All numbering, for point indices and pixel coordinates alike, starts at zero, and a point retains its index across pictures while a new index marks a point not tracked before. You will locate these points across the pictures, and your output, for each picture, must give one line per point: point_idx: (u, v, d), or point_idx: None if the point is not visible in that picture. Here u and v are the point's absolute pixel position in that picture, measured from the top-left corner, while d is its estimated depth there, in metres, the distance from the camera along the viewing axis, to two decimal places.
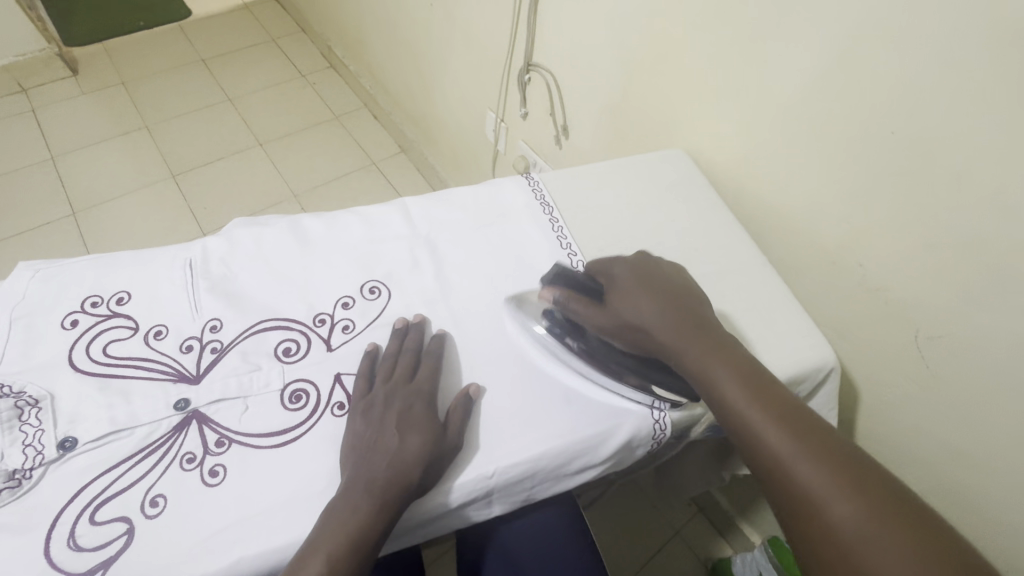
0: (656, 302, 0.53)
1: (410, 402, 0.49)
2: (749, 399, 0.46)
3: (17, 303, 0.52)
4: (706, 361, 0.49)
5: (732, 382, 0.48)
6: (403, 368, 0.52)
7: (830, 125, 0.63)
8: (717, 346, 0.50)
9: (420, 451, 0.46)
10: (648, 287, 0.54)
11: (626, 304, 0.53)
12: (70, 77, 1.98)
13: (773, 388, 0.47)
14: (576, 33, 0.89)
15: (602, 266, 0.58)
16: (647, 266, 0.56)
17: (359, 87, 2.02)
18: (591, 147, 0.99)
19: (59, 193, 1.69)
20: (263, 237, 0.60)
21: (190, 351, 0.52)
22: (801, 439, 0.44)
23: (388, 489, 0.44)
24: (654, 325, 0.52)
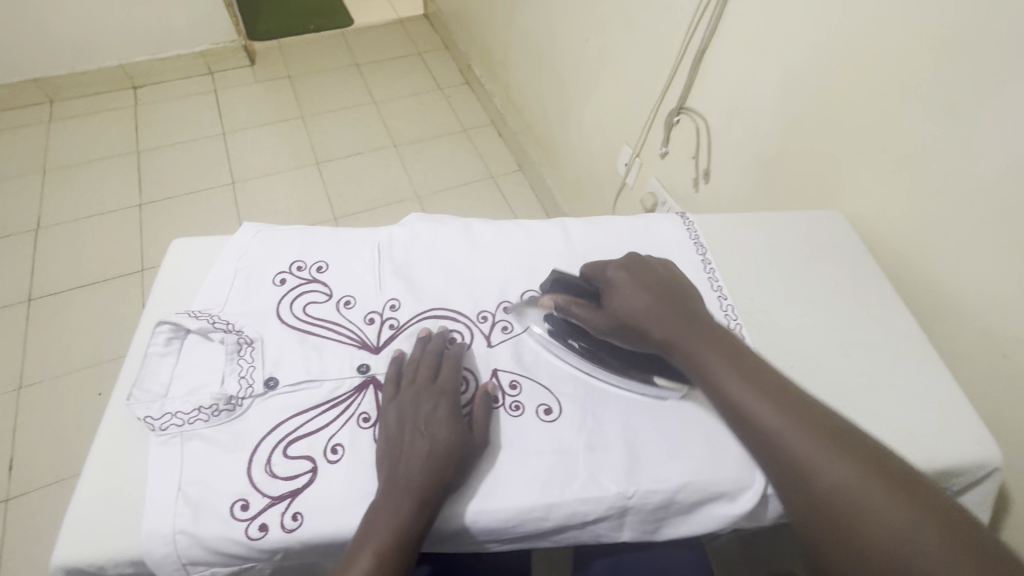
0: (650, 296, 0.55)
1: (437, 402, 0.51)
2: (744, 384, 0.51)
3: (241, 256, 0.62)
4: (703, 350, 0.53)
5: (730, 368, 0.52)
6: (426, 370, 0.53)
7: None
8: (711, 336, 0.54)
9: (451, 445, 0.48)
10: (641, 281, 0.56)
11: (620, 302, 0.55)
12: (248, 66, 2.27)
13: (763, 374, 0.52)
14: (740, 84, 0.90)
15: (598, 267, 0.59)
16: (635, 263, 0.58)
17: (489, 104, 2.14)
18: (732, 195, 0.99)
19: (224, 165, 1.93)
20: (439, 233, 0.66)
21: (372, 323, 0.58)
22: (793, 417, 0.49)
23: (424, 489, 0.46)
24: (651, 319, 0.54)
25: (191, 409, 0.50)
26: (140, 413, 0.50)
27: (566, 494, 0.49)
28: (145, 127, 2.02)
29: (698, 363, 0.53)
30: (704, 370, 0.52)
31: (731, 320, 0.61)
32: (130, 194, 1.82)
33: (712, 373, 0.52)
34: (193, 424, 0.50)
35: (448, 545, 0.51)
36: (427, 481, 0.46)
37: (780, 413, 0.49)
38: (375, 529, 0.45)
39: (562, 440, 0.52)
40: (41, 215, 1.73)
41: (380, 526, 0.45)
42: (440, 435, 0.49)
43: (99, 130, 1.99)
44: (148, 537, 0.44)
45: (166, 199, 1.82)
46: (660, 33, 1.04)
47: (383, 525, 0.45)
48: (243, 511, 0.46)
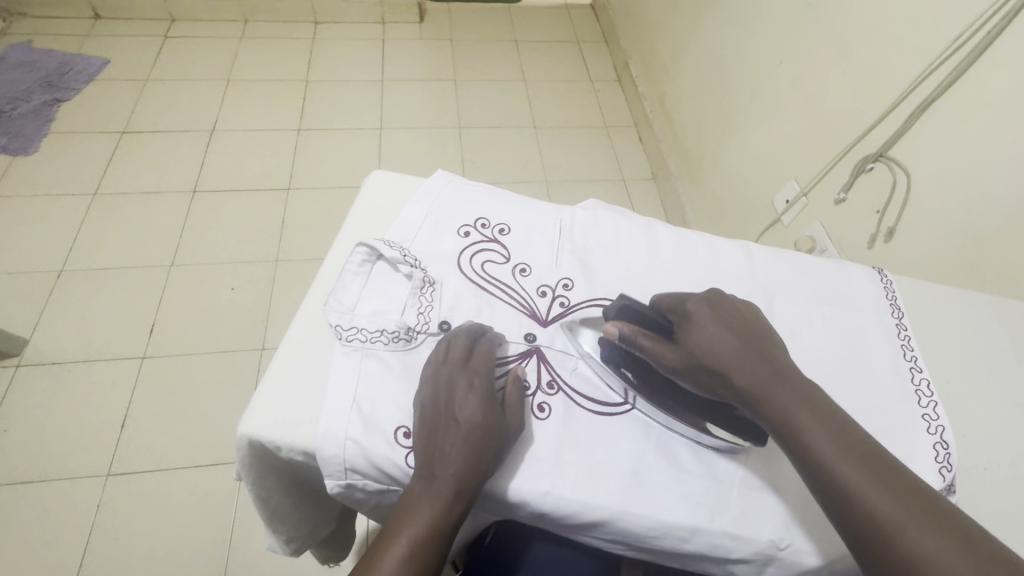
0: (737, 336, 0.47)
1: (469, 383, 0.49)
2: (841, 456, 0.41)
3: (434, 200, 0.65)
4: (794, 409, 0.44)
5: (825, 434, 0.42)
6: (457, 352, 0.51)
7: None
8: (806, 398, 0.44)
9: (484, 426, 0.47)
10: (724, 319, 0.49)
11: (699, 335, 0.48)
12: (416, 23, 2.38)
13: (866, 444, 0.42)
14: (969, 146, 0.81)
15: (672, 300, 0.52)
16: (715, 299, 0.51)
17: (637, 106, 2.09)
18: (917, 262, 0.90)
19: (377, 110, 2.05)
20: (621, 226, 0.65)
21: (544, 296, 0.58)
22: (899, 497, 0.39)
23: (461, 472, 0.45)
24: (734, 362, 0.46)
25: (374, 330, 0.54)
26: (332, 320, 0.53)
27: (715, 522, 0.47)
28: (318, 60, 2.18)
29: (783, 424, 0.44)
30: (791, 434, 0.43)
31: (922, 394, 0.56)
32: (293, 117, 1.97)
33: (810, 445, 0.42)
34: (373, 344, 0.53)
35: (576, 535, 0.50)
36: (463, 467, 0.45)
37: (886, 498, 0.39)
38: (415, 514, 0.44)
39: (717, 467, 0.50)
40: (218, 120, 1.92)
41: (419, 515, 0.44)
42: (473, 417, 0.47)
43: (280, 55, 2.17)
44: (322, 435, 0.48)
45: (322, 129, 1.96)
46: (877, 73, 0.95)
47: (421, 506, 0.44)
48: (404, 438, 0.48)
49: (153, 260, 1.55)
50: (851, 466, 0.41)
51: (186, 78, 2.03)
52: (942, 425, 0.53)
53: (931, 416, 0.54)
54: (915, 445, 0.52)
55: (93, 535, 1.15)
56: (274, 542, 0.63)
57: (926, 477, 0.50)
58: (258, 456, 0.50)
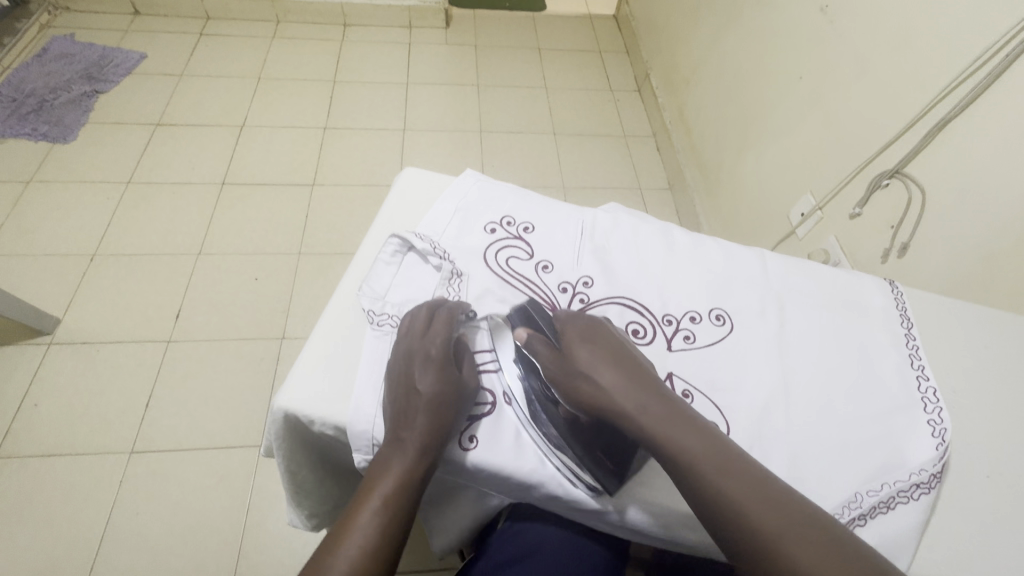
0: (614, 361, 0.49)
1: (426, 350, 0.52)
2: (720, 477, 0.43)
3: (463, 198, 0.68)
4: (669, 432, 0.45)
5: (704, 452, 0.44)
6: (421, 323, 0.53)
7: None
8: (685, 421, 0.46)
9: (444, 391, 0.50)
10: (603, 344, 0.51)
11: (588, 362, 0.49)
12: (442, 28, 2.43)
13: (738, 460, 0.44)
14: (984, 166, 0.82)
15: (559, 324, 0.54)
16: (596, 328, 0.53)
17: (656, 116, 2.11)
18: (929, 278, 0.91)
19: (401, 112, 2.10)
20: (640, 229, 0.68)
21: (565, 292, 0.61)
22: (774, 506, 0.41)
23: (426, 433, 0.48)
24: (619, 390, 0.48)
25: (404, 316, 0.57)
26: (364, 305, 0.57)
27: None
28: (346, 61, 2.24)
29: (661, 446, 0.45)
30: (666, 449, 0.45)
31: (927, 400, 0.57)
32: (319, 116, 2.03)
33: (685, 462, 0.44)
34: None
35: (588, 519, 0.53)
36: (426, 430, 0.48)
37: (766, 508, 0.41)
38: (382, 479, 0.47)
39: None
40: (248, 116, 1.98)
41: (387, 480, 0.47)
42: (433, 385, 0.50)
43: (309, 56, 2.23)
44: (354, 412, 0.51)
45: (347, 128, 2.01)
46: (896, 92, 0.97)
47: (388, 468, 0.47)
48: None
49: (180, 249, 1.61)
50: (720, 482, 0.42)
51: (219, 75, 2.10)
52: (946, 428, 0.55)
53: (936, 421, 0.56)
54: (917, 447, 0.54)
55: (115, 509, 1.19)
56: (298, 517, 0.67)
57: (927, 477, 0.52)
58: (291, 430, 0.53)
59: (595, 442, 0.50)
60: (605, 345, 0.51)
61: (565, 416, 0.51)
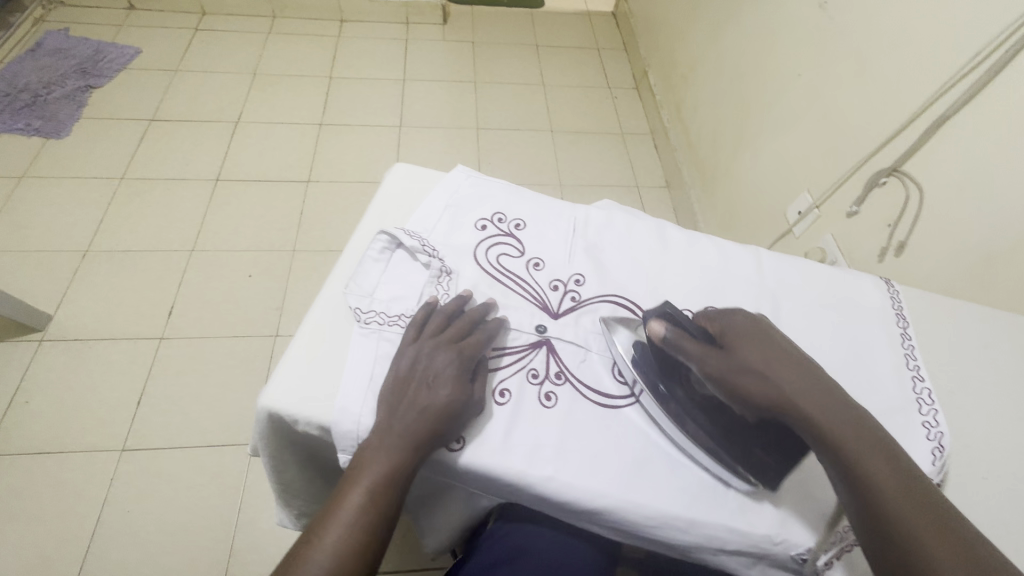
0: (791, 364, 0.46)
1: (449, 355, 0.51)
2: (897, 496, 0.40)
3: (453, 193, 0.67)
4: (852, 439, 0.43)
5: (882, 469, 0.41)
6: (452, 330, 0.53)
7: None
8: (866, 434, 0.43)
9: (452, 397, 0.48)
10: (769, 346, 0.48)
11: (757, 359, 0.46)
12: (439, 24, 2.42)
13: (914, 481, 0.41)
14: (982, 164, 0.82)
15: (722, 316, 0.51)
16: (756, 324, 0.50)
17: (654, 114, 2.10)
18: (928, 278, 0.90)
19: (397, 108, 2.08)
20: (633, 226, 0.67)
21: (556, 290, 0.60)
22: (950, 533, 0.38)
23: (417, 432, 0.47)
24: (792, 390, 0.45)
25: (392, 314, 0.56)
26: (351, 303, 0.56)
27: (714, 514, 0.49)
28: (341, 57, 2.22)
29: (833, 447, 0.43)
30: (841, 457, 0.43)
31: (922, 401, 0.57)
32: (314, 112, 2.01)
33: (861, 478, 0.42)
34: (390, 328, 0.55)
35: (586, 524, 0.52)
36: (417, 429, 0.47)
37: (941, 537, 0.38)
38: (367, 468, 0.46)
39: None
40: (243, 111, 1.97)
41: (369, 469, 0.46)
42: (446, 391, 0.49)
43: (305, 51, 2.22)
44: (339, 411, 0.50)
45: (343, 125, 1.99)
46: (894, 89, 0.96)
47: (376, 461, 0.46)
48: None
49: (174, 245, 1.60)
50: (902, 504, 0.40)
51: (214, 70, 2.08)
52: (941, 431, 0.54)
53: (931, 423, 0.55)
54: (911, 448, 0.53)
55: (106, 506, 1.18)
56: (286, 515, 0.66)
57: None
58: (275, 429, 0.52)
59: (754, 439, 0.48)
60: (773, 346, 0.48)
61: (714, 411, 0.49)
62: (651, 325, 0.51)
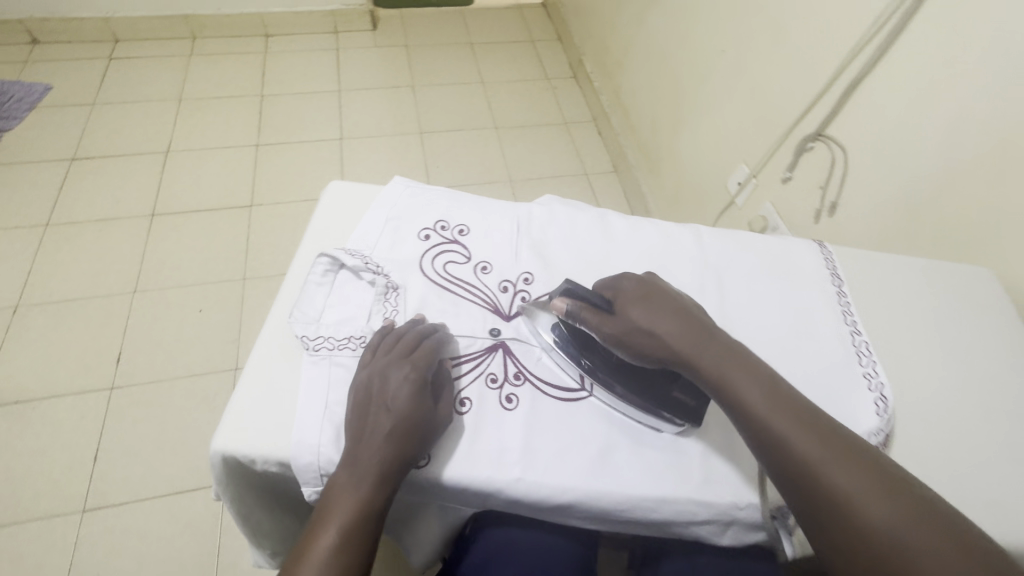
0: (669, 314, 0.52)
1: (403, 372, 0.50)
2: (772, 413, 0.46)
3: (392, 206, 0.66)
4: (726, 369, 0.49)
5: (758, 395, 0.47)
6: (404, 346, 0.52)
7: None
8: (739, 363, 0.49)
9: (412, 420, 0.48)
10: (656, 303, 0.52)
11: (642, 315, 0.51)
12: (370, 31, 2.37)
13: (794, 400, 0.47)
14: (895, 121, 0.86)
15: (612, 280, 0.55)
16: (642, 282, 0.54)
17: (594, 101, 2.13)
18: (858, 234, 0.95)
19: (335, 121, 2.04)
20: (575, 218, 0.67)
21: (506, 291, 0.60)
22: (823, 436, 0.45)
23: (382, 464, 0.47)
24: (673, 339, 0.50)
25: (342, 338, 0.55)
26: (297, 332, 0.54)
27: (681, 491, 0.50)
28: (272, 74, 2.15)
29: (715, 379, 0.49)
30: (723, 390, 0.49)
31: (861, 355, 0.60)
32: (249, 134, 1.94)
33: (743, 404, 0.47)
34: (341, 351, 0.54)
35: (566, 520, 0.52)
36: (380, 462, 0.47)
37: (814, 442, 0.44)
38: (337, 504, 0.47)
39: (677, 438, 0.53)
40: (172, 140, 1.88)
41: (338, 504, 0.47)
42: (401, 408, 0.49)
43: (231, 71, 2.14)
44: (296, 444, 0.49)
45: (281, 143, 1.93)
46: (810, 57, 1.01)
47: (343, 498, 0.47)
48: None
49: (114, 288, 1.52)
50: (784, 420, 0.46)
51: (136, 100, 1.98)
52: (881, 382, 0.57)
53: (871, 376, 0.58)
54: (856, 401, 0.56)
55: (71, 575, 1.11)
56: (262, 556, 0.64)
57: (866, 429, 0.54)
58: (232, 472, 0.51)
59: (664, 386, 0.52)
60: (659, 302, 0.53)
61: (621, 366, 0.53)
62: (552, 305, 0.54)
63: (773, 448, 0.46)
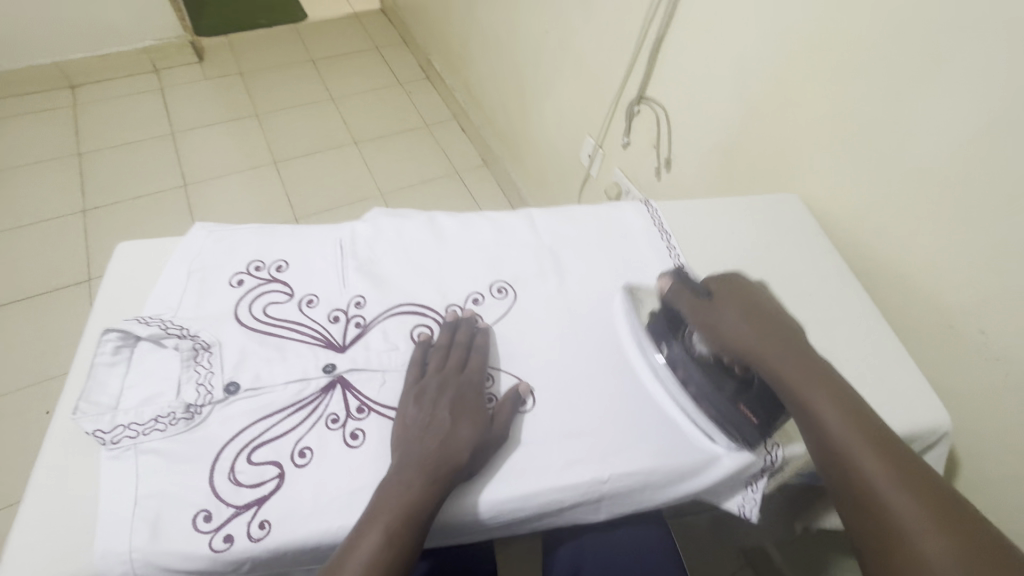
0: (753, 326, 0.55)
1: (462, 385, 0.52)
2: (842, 426, 0.50)
3: (195, 257, 0.59)
4: (798, 378, 0.52)
5: (832, 408, 0.50)
6: (455, 360, 0.53)
7: (989, 183, 0.61)
8: (818, 377, 0.52)
9: (472, 439, 0.48)
10: (751, 312, 0.56)
11: (733, 316, 0.55)
12: (196, 63, 2.18)
13: (869, 418, 0.50)
14: (697, 74, 0.92)
15: (719, 280, 0.59)
16: (746, 285, 0.58)
17: (451, 99, 2.12)
18: (693, 184, 1.01)
19: (174, 166, 1.85)
20: (404, 227, 0.65)
21: (337, 321, 0.56)
22: (888, 457, 0.48)
23: (432, 474, 0.46)
24: (757, 346, 0.54)
25: (148, 420, 0.48)
26: (88, 428, 0.47)
27: (543, 483, 0.49)
28: (86, 128, 1.91)
29: (785, 388, 0.52)
30: (795, 399, 0.52)
31: None
32: (71, 200, 1.71)
33: (815, 413, 0.51)
34: (149, 435, 0.47)
35: (459, 537, 0.51)
36: (426, 484, 0.45)
37: (884, 469, 0.47)
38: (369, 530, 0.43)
39: (534, 430, 0.52)
40: None
41: (367, 534, 0.43)
42: (466, 432, 0.49)
43: (34, 133, 1.86)
44: (103, 556, 0.42)
45: (114, 203, 1.72)
46: (617, 25, 1.05)
47: (377, 525, 0.43)
48: (206, 523, 0.44)
49: None
50: (854, 434, 0.49)
51: None
52: None
53: None
54: None
55: None
56: None
57: None
58: None
59: (744, 392, 0.55)
60: (752, 313, 0.56)
61: (713, 366, 0.55)
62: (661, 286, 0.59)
63: (839, 458, 0.49)
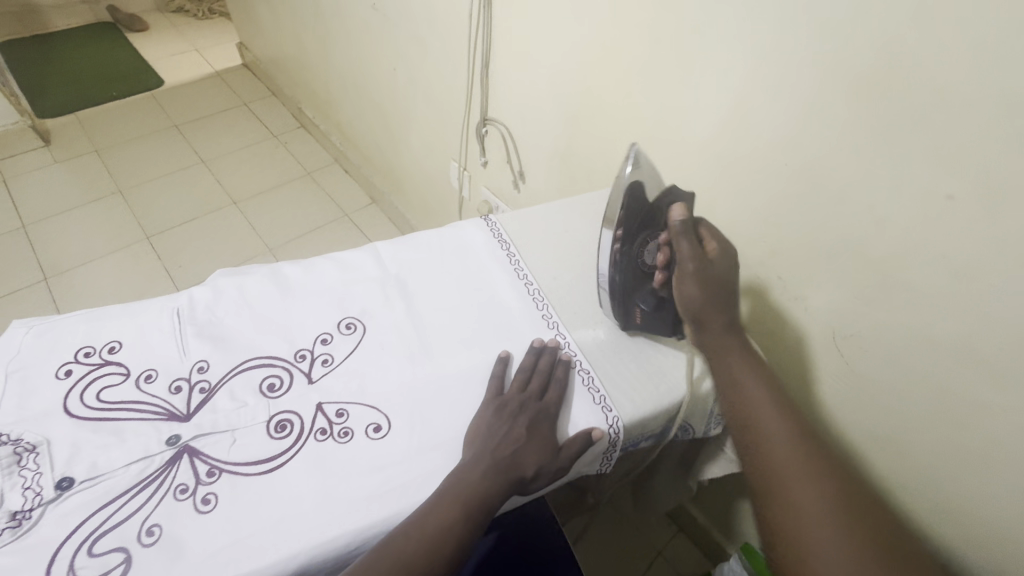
0: (715, 289, 0.63)
1: (541, 410, 0.58)
2: (761, 404, 0.58)
3: (13, 357, 0.56)
4: (734, 364, 0.61)
5: (758, 390, 0.59)
6: (536, 386, 0.60)
7: (750, 149, 0.70)
8: (750, 365, 0.61)
9: (531, 462, 0.55)
10: (720, 281, 0.64)
11: (709, 271, 0.63)
12: (42, 147, 2.03)
13: (790, 403, 0.59)
14: (523, 89, 1.00)
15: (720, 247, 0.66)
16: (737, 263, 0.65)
17: (329, 143, 2.11)
18: (546, 191, 1.08)
19: (30, 261, 1.70)
20: (246, 283, 0.65)
21: (179, 391, 0.56)
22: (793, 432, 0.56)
23: (482, 495, 0.51)
24: (695, 302, 0.63)
25: None
26: None
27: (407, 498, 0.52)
28: None
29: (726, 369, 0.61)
30: (732, 380, 0.61)
31: (537, 299, 0.69)
32: None
33: (744, 392, 0.60)
34: None
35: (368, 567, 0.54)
36: (475, 504, 0.51)
37: (790, 439, 0.56)
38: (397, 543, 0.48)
39: (394, 452, 0.54)
40: None
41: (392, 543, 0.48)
42: (533, 452, 0.55)
43: None
44: None
45: None
46: (450, 55, 1.12)
47: (412, 534, 0.48)
48: None
49: None
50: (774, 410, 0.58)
51: None
52: (556, 319, 0.68)
53: (547, 314, 0.68)
54: (541, 336, 0.66)
55: None
56: None
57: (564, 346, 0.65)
58: None
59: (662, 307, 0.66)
60: (722, 284, 0.64)
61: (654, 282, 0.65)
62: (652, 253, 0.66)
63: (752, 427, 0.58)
